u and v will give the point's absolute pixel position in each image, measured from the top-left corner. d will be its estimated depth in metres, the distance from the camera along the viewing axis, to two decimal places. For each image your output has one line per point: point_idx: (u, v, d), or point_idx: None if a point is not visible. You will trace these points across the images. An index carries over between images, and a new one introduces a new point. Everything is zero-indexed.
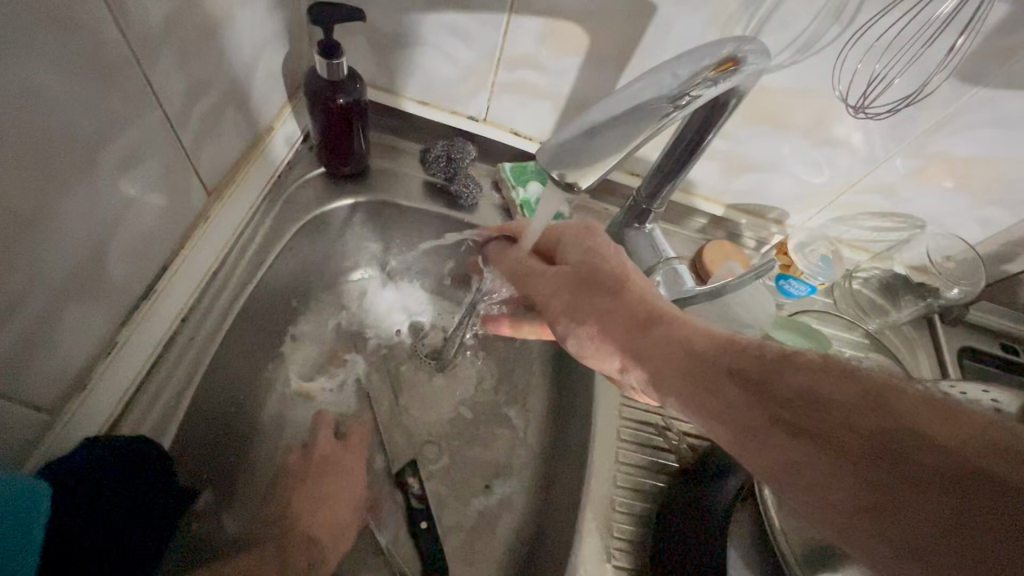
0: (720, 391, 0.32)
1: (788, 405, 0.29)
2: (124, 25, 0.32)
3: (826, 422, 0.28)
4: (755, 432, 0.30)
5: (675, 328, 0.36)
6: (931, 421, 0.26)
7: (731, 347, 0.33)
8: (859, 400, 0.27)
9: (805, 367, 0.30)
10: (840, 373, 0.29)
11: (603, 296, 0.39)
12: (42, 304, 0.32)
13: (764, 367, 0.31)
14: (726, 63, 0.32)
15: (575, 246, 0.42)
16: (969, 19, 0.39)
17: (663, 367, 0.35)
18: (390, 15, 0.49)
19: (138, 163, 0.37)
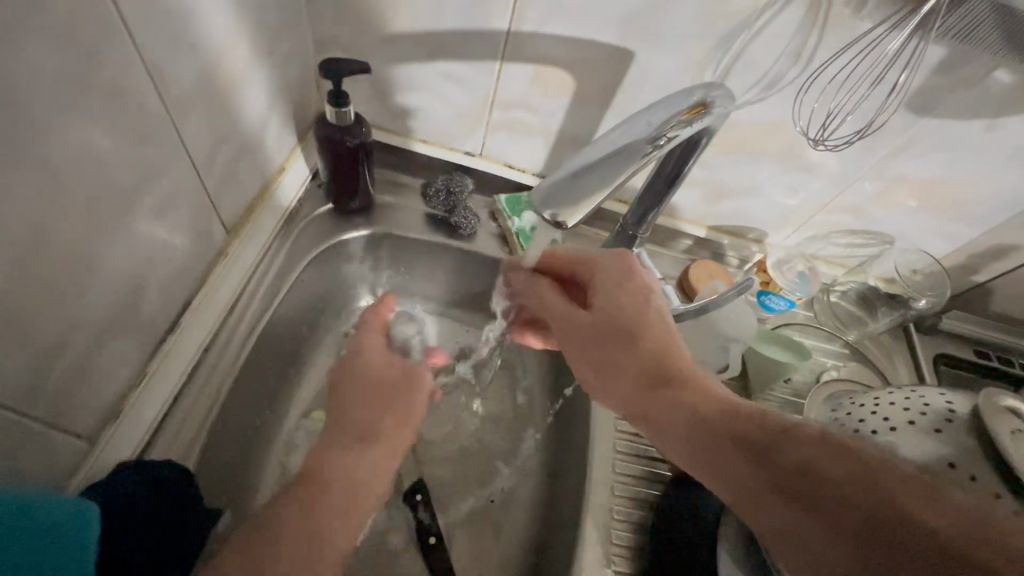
0: (721, 453, 0.34)
1: (788, 475, 0.31)
2: (160, 90, 0.37)
3: (820, 491, 0.29)
4: (755, 497, 0.32)
5: (687, 389, 0.38)
6: (923, 503, 0.27)
7: (737, 415, 0.35)
8: (853, 474, 0.29)
9: (805, 441, 0.31)
10: (838, 449, 0.30)
11: (615, 347, 0.41)
12: (85, 340, 0.36)
13: (768, 438, 0.33)
14: (698, 107, 0.36)
15: (604, 285, 0.44)
16: (908, 60, 0.44)
17: (668, 426, 0.37)
18: (392, 65, 0.54)
19: (170, 209, 0.41)
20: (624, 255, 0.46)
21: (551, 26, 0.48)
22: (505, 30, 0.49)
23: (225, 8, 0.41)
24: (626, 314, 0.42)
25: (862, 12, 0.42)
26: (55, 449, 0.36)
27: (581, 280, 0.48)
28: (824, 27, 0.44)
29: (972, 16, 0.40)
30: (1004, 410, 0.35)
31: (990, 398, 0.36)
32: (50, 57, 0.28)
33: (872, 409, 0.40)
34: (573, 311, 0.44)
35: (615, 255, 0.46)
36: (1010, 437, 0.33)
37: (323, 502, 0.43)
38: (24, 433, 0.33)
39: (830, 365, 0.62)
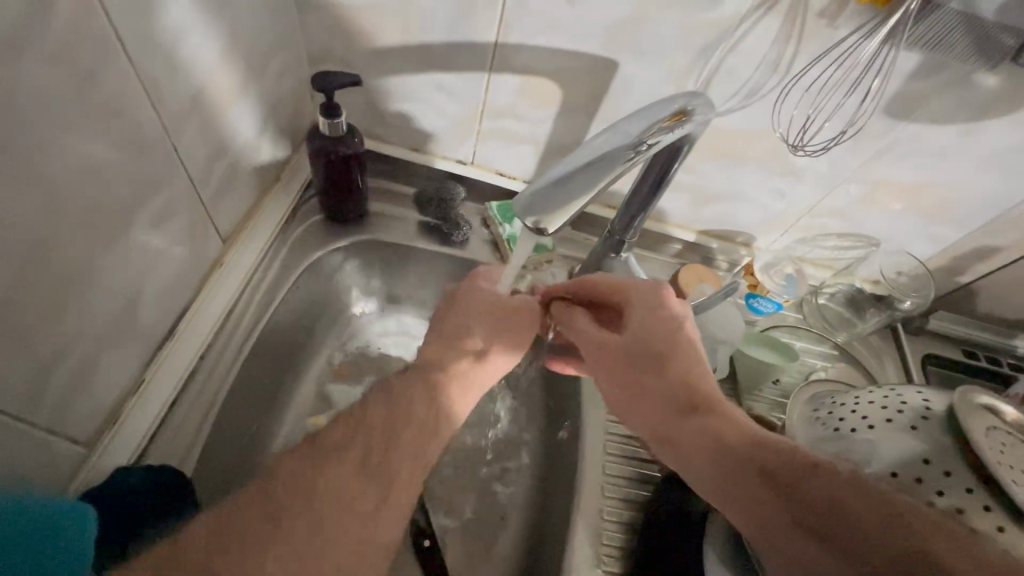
0: (745, 483, 0.35)
1: (811, 509, 0.31)
2: (157, 105, 0.38)
3: (843, 525, 0.30)
4: (776, 527, 0.32)
5: (715, 419, 0.39)
6: (948, 546, 0.27)
7: (762, 446, 0.36)
8: (878, 515, 0.29)
9: (834, 478, 0.32)
10: (867, 490, 0.31)
11: (646, 373, 0.43)
12: (84, 348, 0.37)
13: (792, 471, 0.34)
14: (679, 115, 0.37)
15: (638, 312, 0.45)
16: (880, 66, 0.45)
17: (693, 453, 0.38)
18: (383, 77, 0.55)
19: (167, 220, 0.42)
20: (658, 284, 0.46)
21: (537, 38, 0.50)
22: (492, 42, 0.51)
23: (219, 26, 0.42)
24: (658, 343, 0.43)
25: (837, 22, 0.44)
26: (55, 454, 0.37)
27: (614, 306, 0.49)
28: (800, 36, 0.45)
29: (939, 25, 0.42)
30: (977, 407, 0.36)
31: (965, 396, 0.37)
32: (52, 77, 0.29)
33: (851, 408, 0.41)
34: (604, 336, 0.46)
35: (649, 284, 0.46)
36: (981, 433, 0.34)
37: (449, 397, 0.48)
38: (25, 435, 0.34)
39: (819, 366, 0.63)
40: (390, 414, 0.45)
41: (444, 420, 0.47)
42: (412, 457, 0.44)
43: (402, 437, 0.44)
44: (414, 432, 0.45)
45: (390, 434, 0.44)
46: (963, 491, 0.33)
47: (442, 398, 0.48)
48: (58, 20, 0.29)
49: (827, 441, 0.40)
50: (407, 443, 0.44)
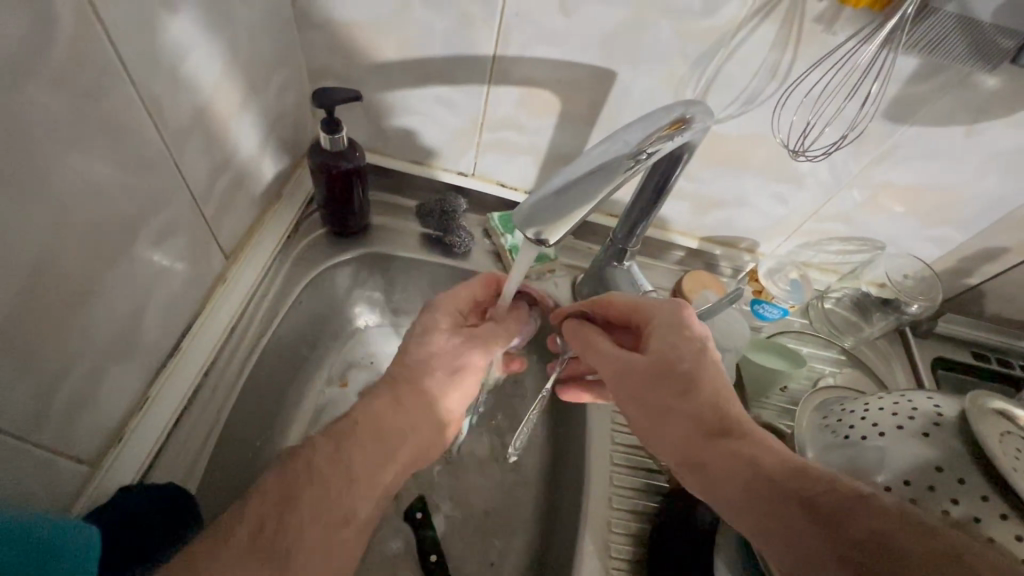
0: (784, 514, 0.33)
1: (858, 545, 0.30)
2: (160, 125, 0.38)
3: (893, 567, 0.28)
4: (819, 562, 0.31)
5: (748, 445, 0.38)
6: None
7: (801, 476, 0.35)
8: (931, 555, 0.28)
9: (882, 513, 0.30)
10: (919, 529, 0.29)
11: (672, 394, 0.42)
12: (88, 366, 0.37)
13: (834, 503, 0.32)
14: (678, 123, 0.37)
15: (661, 333, 0.45)
16: (879, 70, 0.45)
17: (724, 478, 0.37)
18: (383, 92, 0.56)
19: (170, 237, 0.43)
20: (679, 306, 0.46)
21: (536, 48, 0.50)
22: (490, 54, 0.51)
23: (220, 45, 0.42)
24: (687, 364, 0.43)
25: (833, 27, 0.44)
26: (60, 474, 0.37)
27: (633, 326, 0.48)
28: (797, 42, 0.45)
29: (936, 28, 0.42)
30: (990, 413, 0.35)
31: (976, 401, 0.36)
32: (57, 99, 0.30)
33: (861, 415, 0.40)
34: (626, 356, 0.45)
35: (668, 304, 0.46)
36: (994, 440, 0.33)
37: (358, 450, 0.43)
38: (29, 454, 0.34)
39: (827, 371, 0.63)
40: (309, 469, 0.40)
41: (372, 476, 0.43)
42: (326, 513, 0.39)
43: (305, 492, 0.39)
44: (332, 489, 0.40)
45: (294, 496, 0.38)
46: (976, 499, 0.32)
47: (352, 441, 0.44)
48: (61, 44, 0.29)
49: (837, 449, 0.39)
50: (315, 507, 0.39)
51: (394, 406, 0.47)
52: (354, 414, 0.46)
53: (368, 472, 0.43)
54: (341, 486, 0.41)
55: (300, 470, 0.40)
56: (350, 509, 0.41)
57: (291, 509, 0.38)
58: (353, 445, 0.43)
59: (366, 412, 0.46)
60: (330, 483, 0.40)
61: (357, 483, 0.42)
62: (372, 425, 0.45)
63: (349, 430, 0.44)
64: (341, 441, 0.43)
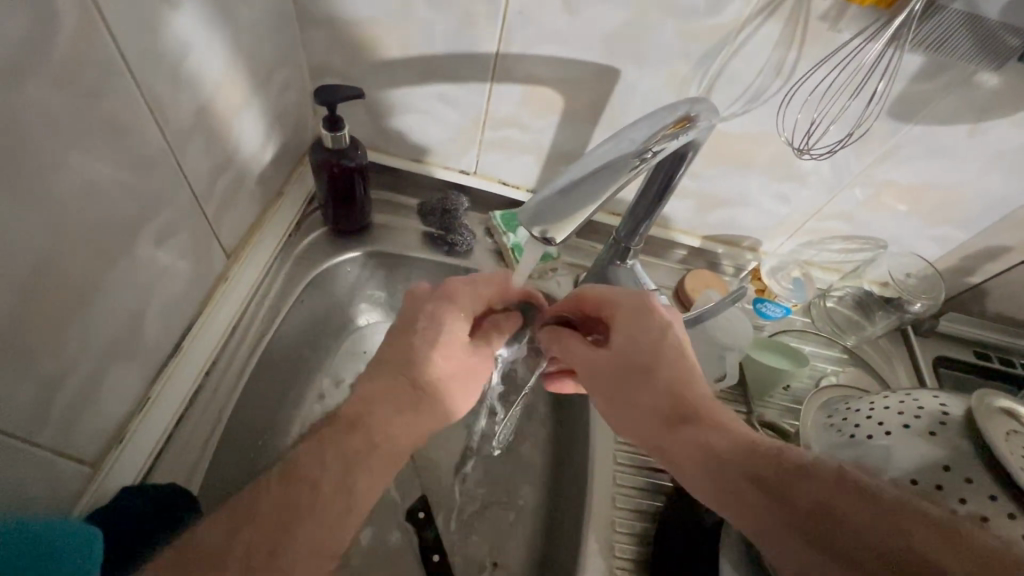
0: (738, 492, 0.36)
1: (806, 514, 0.32)
2: (162, 124, 0.38)
3: (836, 530, 0.31)
4: (772, 530, 0.33)
5: (705, 430, 0.39)
6: (939, 546, 0.28)
7: (753, 454, 0.37)
8: (870, 518, 0.30)
9: (824, 481, 0.33)
10: (859, 494, 0.32)
11: (634, 386, 0.43)
12: (90, 367, 0.37)
13: (782, 478, 0.34)
14: (683, 122, 0.37)
15: (622, 323, 0.45)
16: (886, 69, 0.45)
17: (686, 464, 0.39)
18: (385, 90, 0.55)
19: (171, 236, 0.42)
20: (640, 291, 0.46)
21: (539, 47, 0.49)
22: (493, 52, 0.51)
23: (222, 42, 0.42)
24: (646, 353, 0.43)
25: (839, 25, 0.44)
26: (61, 476, 0.37)
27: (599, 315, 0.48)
28: (801, 41, 0.45)
29: (943, 27, 0.41)
30: (996, 411, 0.35)
31: (982, 399, 0.36)
32: (59, 97, 0.29)
33: (867, 414, 0.40)
34: (590, 351, 0.46)
35: (629, 291, 0.45)
36: (1002, 439, 0.33)
37: (363, 464, 0.40)
38: (30, 456, 0.34)
39: (829, 371, 0.63)
40: (316, 468, 0.38)
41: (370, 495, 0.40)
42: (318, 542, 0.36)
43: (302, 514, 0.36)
44: (328, 516, 0.37)
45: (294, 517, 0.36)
46: (985, 498, 0.32)
47: (357, 463, 0.39)
48: (63, 41, 0.29)
49: (845, 447, 0.39)
50: (309, 537, 0.36)
51: (410, 421, 0.43)
52: (358, 418, 0.42)
53: (367, 487, 0.40)
54: (337, 517, 0.37)
55: (305, 492, 0.37)
56: (339, 540, 0.38)
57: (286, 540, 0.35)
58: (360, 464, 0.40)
59: (376, 421, 0.42)
60: (326, 507, 0.37)
61: (354, 502, 0.39)
62: (385, 441, 0.42)
63: (360, 450, 0.40)
64: (349, 458, 0.39)
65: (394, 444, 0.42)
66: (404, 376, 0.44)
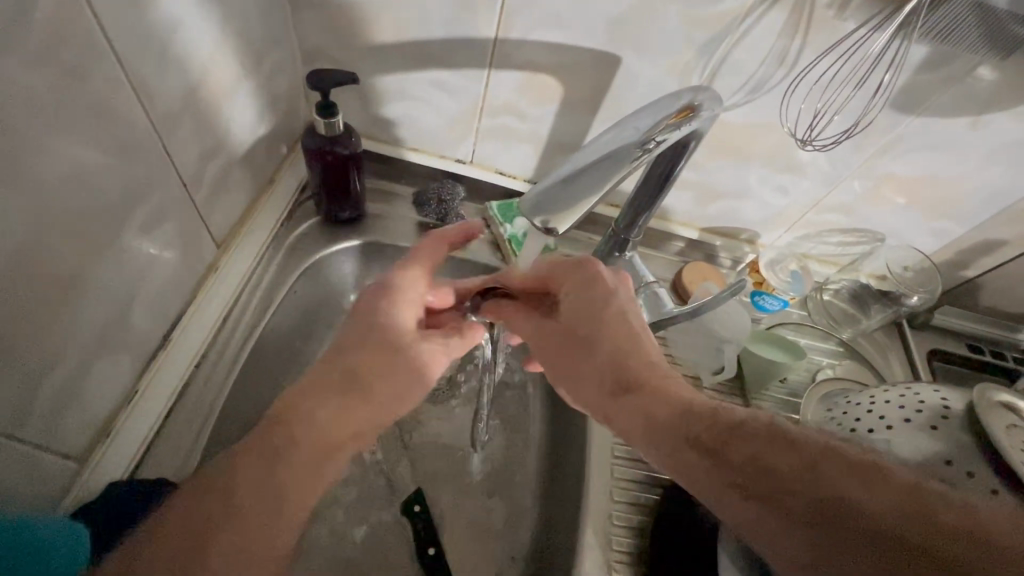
0: (678, 456, 0.34)
1: (742, 472, 0.31)
2: (148, 108, 0.36)
3: (771, 487, 0.29)
4: (712, 493, 0.32)
5: (645, 395, 0.38)
6: (861, 486, 0.27)
7: (689, 416, 0.35)
8: (802, 469, 0.29)
9: (755, 437, 0.32)
10: (790, 445, 0.30)
11: (577, 353, 0.43)
12: (76, 361, 0.36)
13: (716, 437, 0.33)
14: (686, 111, 0.35)
15: (569, 294, 0.44)
16: (892, 59, 0.45)
17: (631, 434, 0.38)
18: (380, 76, 0.54)
19: (159, 225, 0.41)
20: (583, 261, 0.45)
21: (539, 33, 0.48)
22: (491, 38, 0.49)
23: (210, 23, 0.40)
24: (586, 319, 0.42)
25: (844, 14, 0.43)
26: (46, 473, 0.36)
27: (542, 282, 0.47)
28: (807, 30, 0.44)
29: (951, 16, 0.41)
30: (997, 405, 0.35)
31: (983, 393, 0.36)
32: (39, 77, 0.28)
33: (868, 408, 0.40)
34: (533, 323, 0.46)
35: (571, 262, 0.45)
36: (1001, 432, 0.33)
37: (306, 463, 0.37)
38: (15, 453, 0.33)
39: (825, 363, 0.62)
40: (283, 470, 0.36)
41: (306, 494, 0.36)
42: (252, 552, 0.33)
43: (229, 525, 0.32)
44: (257, 523, 0.33)
45: (209, 530, 0.32)
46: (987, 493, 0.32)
47: (299, 460, 0.36)
48: (40, 19, 0.27)
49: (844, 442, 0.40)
50: (238, 544, 0.32)
51: (359, 412, 0.41)
52: (301, 412, 0.38)
53: (303, 488, 0.36)
54: (270, 522, 0.34)
55: (217, 498, 0.33)
56: (278, 546, 0.34)
57: (201, 558, 0.31)
58: (314, 469, 0.37)
59: (317, 415, 0.39)
60: (254, 511, 0.33)
61: (288, 505, 0.35)
62: (320, 433, 0.38)
63: (283, 445, 0.36)
64: (277, 455, 0.36)
65: (331, 440, 0.39)
66: (354, 362, 0.42)
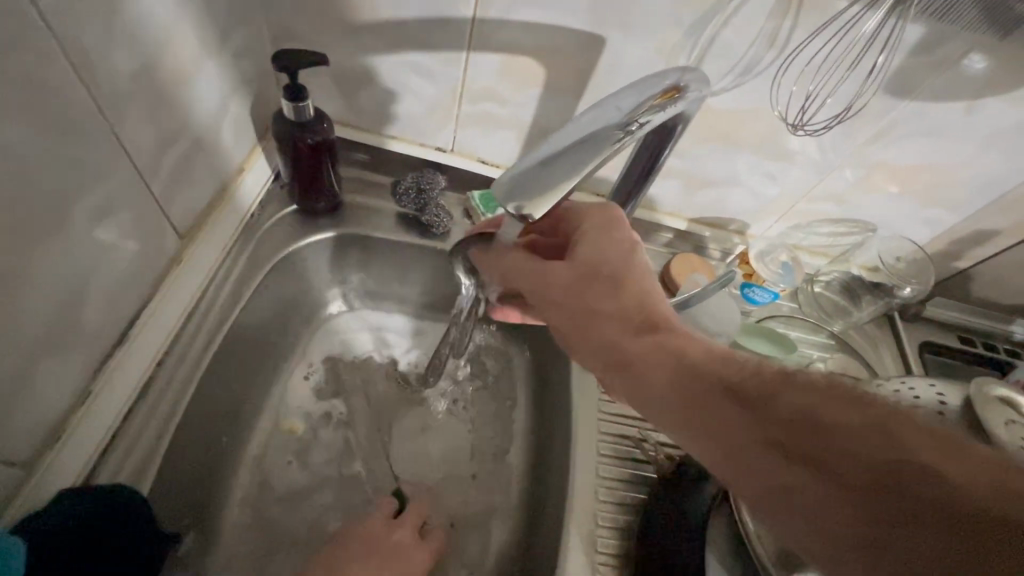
0: (710, 405, 0.30)
1: (786, 426, 0.28)
2: (91, 87, 0.34)
3: (821, 440, 0.26)
4: (742, 448, 0.29)
5: (678, 340, 0.34)
6: (934, 452, 0.24)
7: (731, 368, 0.32)
8: (863, 426, 0.26)
9: (807, 389, 0.29)
10: (847, 401, 0.27)
11: (600, 296, 0.37)
12: (16, 360, 0.33)
13: (763, 387, 0.30)
14: (671, 92, 0.33)
15: (589, 235, 0.40)
16: (886, 42, 0.43)
17: (653, 383, 0.33)
18: (353, 57, 0.51)
19: (110, 213, 0.38)
20: (608, 208, 0.42)
21: (519, 11, 0.46)
22: (469, 17, 0.47)
23: None
24: (616, 263, 0.38)
25: None
26: None
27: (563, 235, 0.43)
28: (798, 8, 0.42)
29: None
30: (995, 400, 0.34)
31: (982, 388, 0.34)
32: None
33: None
34: (545, 265, 0.40)
35: (599, 208, 0.42)
36: (996, 428, 0.32)
37: None
38: None
39: (817, 357, 0.62)
40: None
41: None
42: None
43: None
44: None
45: None
46: None
47: None
48: None
49: None
50: None
51: None
52: None
53: None
54: None
55: None
56: None
57: None
58: None
59: None
60: None
61: None
62: None
63: None
64: None
65: None
66: None
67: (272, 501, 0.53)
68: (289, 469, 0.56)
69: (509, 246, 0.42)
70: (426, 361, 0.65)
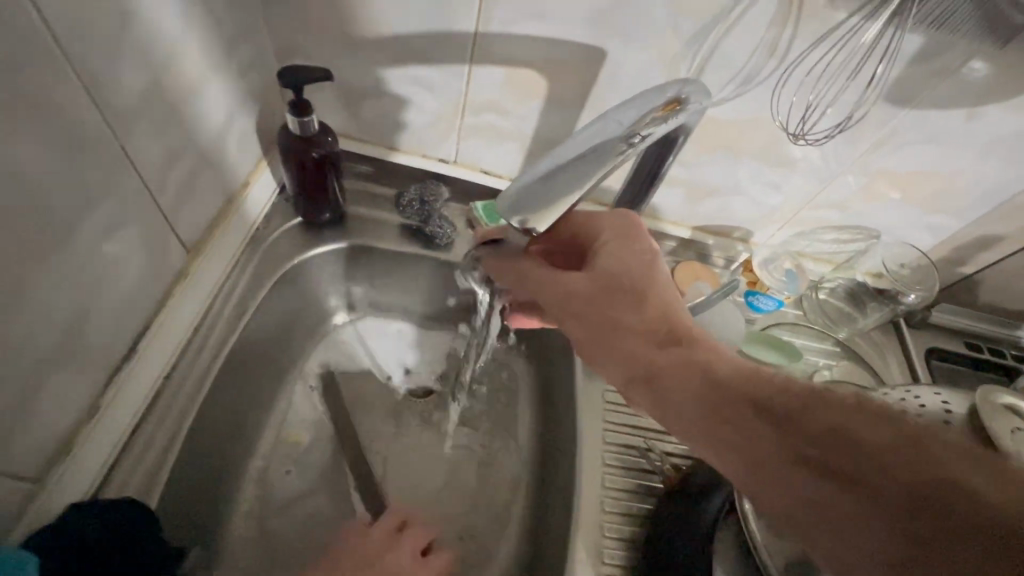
0: (737, 420, 0.30)
1: (819, 444, 0.28)
2: (100, 105, 0.34)
3: (856, 459, 0.27)
4: (770, 463, 0.29)
5: (701, 354, 0.34)
6: (968, 471, 0.25)
7: (757, 381, 0.32)
8: (898, 444, 0.26)
9: (836, 405, 0.29)
10: (879, 419, 0.28)
11: (619, 308, 0.37)
12: (27, 375, 0.33)
13: (792, 402, 0.30)
14: (673, 104, 0.33)
15: (609, 247, 0.39)
16: (884, 53, 0.43)
17: (677, 396, 0.33)
18: (357, 71, 0.52)
19: (119, 228, 0.39)
20: (627, 214, 0.41)
21: (520, 24, 0.46)
22: (471, 31, 0.47)
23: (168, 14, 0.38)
24: (636, 275, 0.38)
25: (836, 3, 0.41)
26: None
27: (578, 243, 0.43)
28: (797, 18, 0.43)
29: None
30: (1001, 409, 0.33)
31: (987, 397, 0.34)
32: None
33: None
34: (560, 275, 0.39)
35: (616, 217, 0.41)
36: (1002, 438, 0.31)
37: None
38: None
39: (822, 364, 0.61)
40: None
41: None
42: None
43: None
44: None
45: None
46: None
47: None
48: None
49: None
50: None
51: None
52: None
53: None
54: None
55: None
56: None
57: None
58: None
59: None
60: None
61: None
62: None
63: None
64: None
65: None
66: None
67: (275, 512, 0.53)
68: (290, 478, 0.56)
69: (520, 253, 0.42)
70: (430, 372, 0.66)
